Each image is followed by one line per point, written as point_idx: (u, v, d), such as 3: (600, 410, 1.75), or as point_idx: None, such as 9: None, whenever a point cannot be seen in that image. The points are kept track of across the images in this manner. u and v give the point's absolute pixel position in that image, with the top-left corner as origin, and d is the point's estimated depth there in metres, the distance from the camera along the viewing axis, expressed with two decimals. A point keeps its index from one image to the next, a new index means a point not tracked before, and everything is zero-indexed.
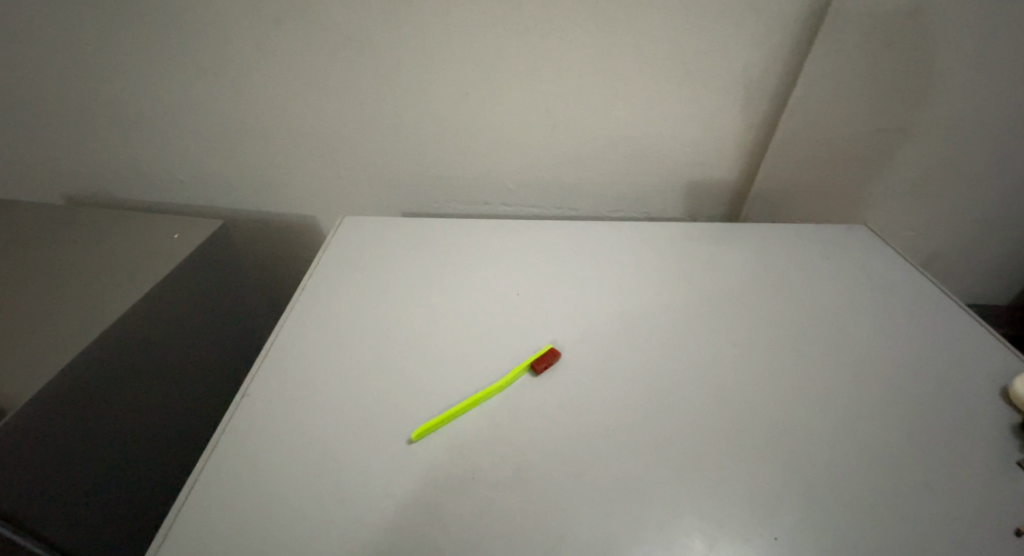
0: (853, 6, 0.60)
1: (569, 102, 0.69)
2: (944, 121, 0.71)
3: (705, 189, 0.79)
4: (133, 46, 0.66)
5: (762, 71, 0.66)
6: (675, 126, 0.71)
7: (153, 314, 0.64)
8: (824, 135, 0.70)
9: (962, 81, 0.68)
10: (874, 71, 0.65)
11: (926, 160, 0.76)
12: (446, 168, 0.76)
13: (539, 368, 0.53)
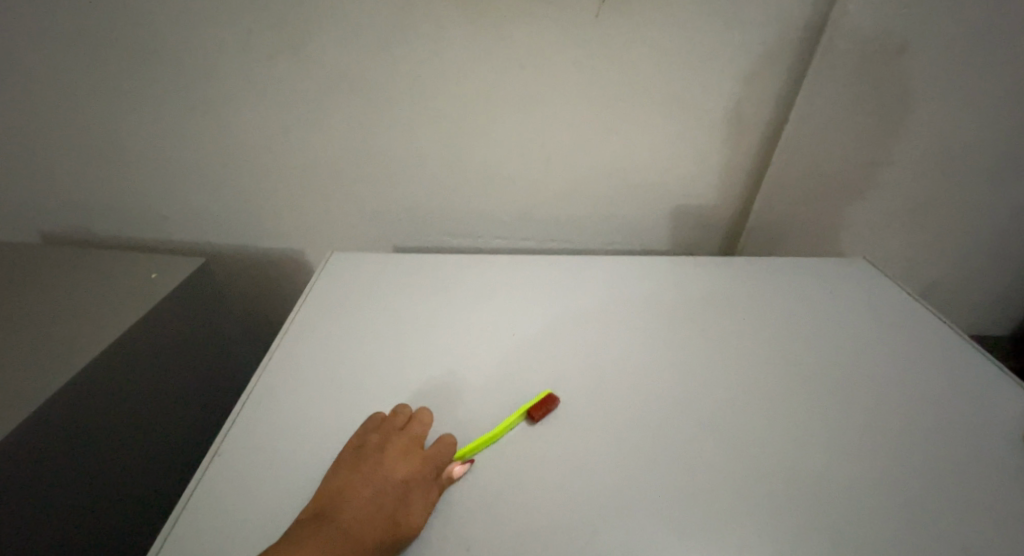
0: (842, 43, 0.60)
1: (564, 136, 0.68)
2: (935, 153, 0.72)
3: (701, 222, 0.78)
4: (121, 83, 0.65)
5: (756, 104, 0.66)
6: (670, 159, 0.71)
7: (130, 356, 0.61)
8: (818, 167, 0.70)
9: (951, 114, 0.68)
10: (864, 104, 0.65)
11: (919, 190, 0.76)
12: (439, 204, 0.75)
13: (536, 417, 0.49)
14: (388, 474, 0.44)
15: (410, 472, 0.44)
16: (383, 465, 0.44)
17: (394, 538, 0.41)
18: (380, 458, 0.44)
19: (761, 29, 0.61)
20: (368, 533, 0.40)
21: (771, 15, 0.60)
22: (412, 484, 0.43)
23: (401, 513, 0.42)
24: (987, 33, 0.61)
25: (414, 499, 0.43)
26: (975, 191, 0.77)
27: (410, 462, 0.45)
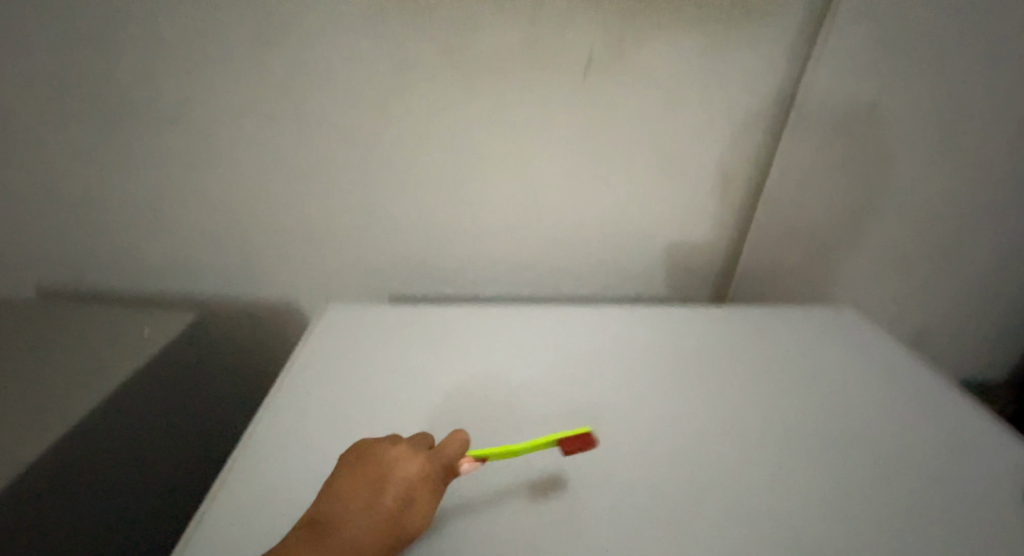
0: (819, 99, 0.64)
1: (558, 184, 0.71)
2: (920, 203, 0.74)
3: (694, 268, 0.79)
4: (131, 139, 0.67)
5: (742, 150, 0.69)
6: (663, 205, 0.73)
7: (126, 409, 0.59)
8: (805, 211, 0.72)
9: (931, 163, 0.71)
10: (844, 151, 0.68)
11: (909, 239, 0.77)
12: (436, 253, 0.76)
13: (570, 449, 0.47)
14: (396, 468, 0.41)
15: (420, 468, 0.42)
16: (391, 459, 0.42)
17: (394, 542, 0.39)
18: (385, 459, 0.42)
19: (744, 80, 0.64)
20: (369, 536, 0.38)
21: (752, 67, 0.64)
22: (417, 484, 0.41)
23: (404, 515, 0.39)
24: (957, 87, 0.65)
25: (420, 500, 0.40)
26: (965, 240, 0.78)
27: (420, 459, 0.42)
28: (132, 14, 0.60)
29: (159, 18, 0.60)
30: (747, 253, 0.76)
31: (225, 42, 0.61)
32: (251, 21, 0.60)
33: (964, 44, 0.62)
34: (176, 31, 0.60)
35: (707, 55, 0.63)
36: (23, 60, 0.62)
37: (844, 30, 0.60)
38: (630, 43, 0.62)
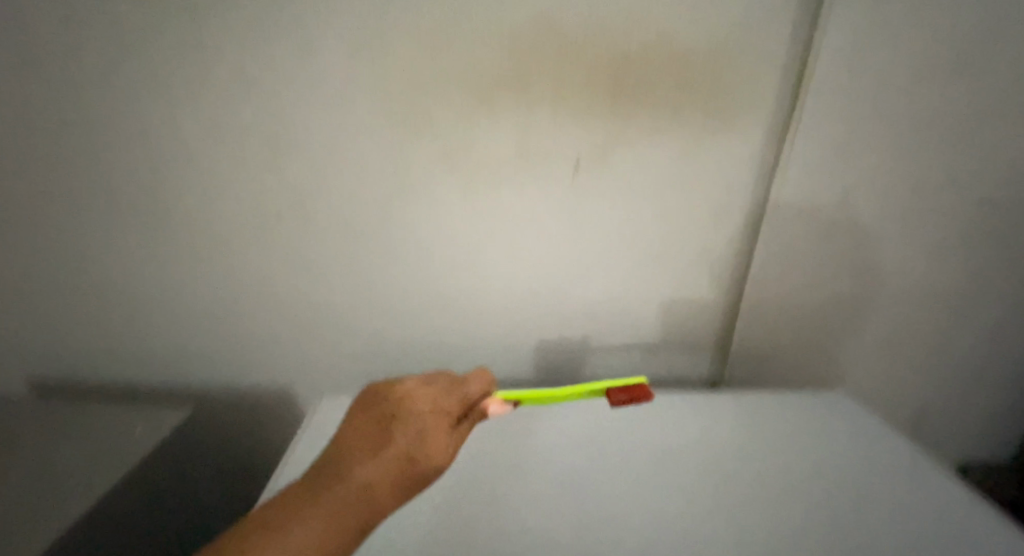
0: (804, 179, 0.63)
1: (550, 269, 0.69)
2: (929, 284, 0.69)
3: (692, 352, 0.74)
4: (129, 234, 0.67)
5: (737, 236, 0.67)
6: (659, 290, 0.70)
7: (93, 534, 0.54)
8: (806, 297, 0.69)
9: (938, 250, 0.68)
10: (843, 236, 0.66)
11: (925, 330, 0.72)
12: (426, 339, 0.73)
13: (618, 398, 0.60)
14: (410, 409, 0.47)
15: (432, 407, 0.48)
16: (405, 401, 0.48)
17: (408, 485, 0.42)
18: (405, 401, 0.48)
19: (729, 169, 0.63)
20: (395, 458, 0.43)
21: (734, 157, 0.63)
22: (427, 425, 0.46)
23: (426, 443, 0.45)
24: (956, 172, 0.64)
25: (439, 431, 0.46)
26: (988, 333, 0.73)
27: (432, 398, 0.49)
28: (131, 116, 0.62)
29: (158, 115, 0.61)
30: (747, 336, 0.72)
31: (223, 134, 0.62)
32: (251, 115, 0.61)
33: (959, 130, 0.61)
34: (176, 127, 0.62)
35: (694, 146, 0.62)
36: (21, 156, 0.63)
37: (828, 117, 0.60)
38: (618, 133, 0.62)
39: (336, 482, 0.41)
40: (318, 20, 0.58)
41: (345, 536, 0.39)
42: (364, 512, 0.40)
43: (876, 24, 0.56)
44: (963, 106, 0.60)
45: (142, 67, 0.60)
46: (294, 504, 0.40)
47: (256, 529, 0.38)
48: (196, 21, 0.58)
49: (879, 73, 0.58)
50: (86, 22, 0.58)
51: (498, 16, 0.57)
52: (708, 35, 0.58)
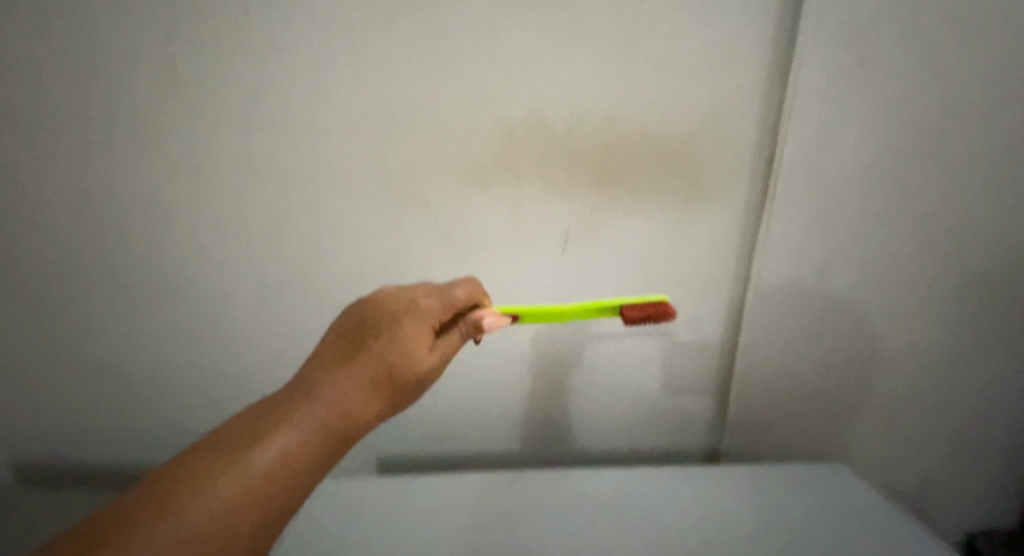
0: (789, 254, 0.63)
1: (549, 343, 0.69)
2: (931, 353, 0.67)
3: (689, 420, 0.74)
4: (125, 314, 0.68)
5: (729, 308, 0.68)
6: (656, 362, 0.70)
7: None
8: (805, 368, 0.69)
9: (941, 323, 0.67)
10: (838, 310, 0.66)
11: (934, 400, 0.71)
12: (427, 414, 0.73)
13: (630, 315, 0.48)
14: (389, 311, 0.43)
15: (414, 313, 0.44)
16: (383, 305, 0.44)
17: (391, 386, 0.41)
18: (389, 309, 0.43)
19: (714, 245, 0.65)
20: (372, 376, 0.41)
21: (719, 234, 0.65)
22: (408, 328, 0.43)
23: (406, 357, 0.41)
24: (954, 247, 0.63)
25: (424, 343, 0.43)
26: (1003, 402, 0.71)
27: (415, 301, 0.44)
28: (128, 203, 0.63)
29: (152, 203, 0.63)
30: (748, 407, 0.71)
31: (215, 219, 0.64)
32: (251, 204, 0.63)
33: (952, 207, 0.61)
34: (178, 217, 0.64)
35: (680, 223, 0.64)
36: (34, 248, 0.65)
37: (811, 199, 0.61)
38: (607, 212, 0.64)
39: (306, 402, 0.39)
40: (315, 114, 0.60)
41: (316, 457, 0.38)
42: (335, 434, 0.39)
43: (852, 113, 0.58)
44: (953, 184, 0.61)
45: (144, 164, 0.62)
46: (261, 422, 0.38)
47: (220, 446, 0.37)
48: (196, 120, 0.60)
49: (862, 157, 0.59)
50: (91, 124, 0.60)
51: (485, 109, 0.60)
52: (685, 123, 0.60)
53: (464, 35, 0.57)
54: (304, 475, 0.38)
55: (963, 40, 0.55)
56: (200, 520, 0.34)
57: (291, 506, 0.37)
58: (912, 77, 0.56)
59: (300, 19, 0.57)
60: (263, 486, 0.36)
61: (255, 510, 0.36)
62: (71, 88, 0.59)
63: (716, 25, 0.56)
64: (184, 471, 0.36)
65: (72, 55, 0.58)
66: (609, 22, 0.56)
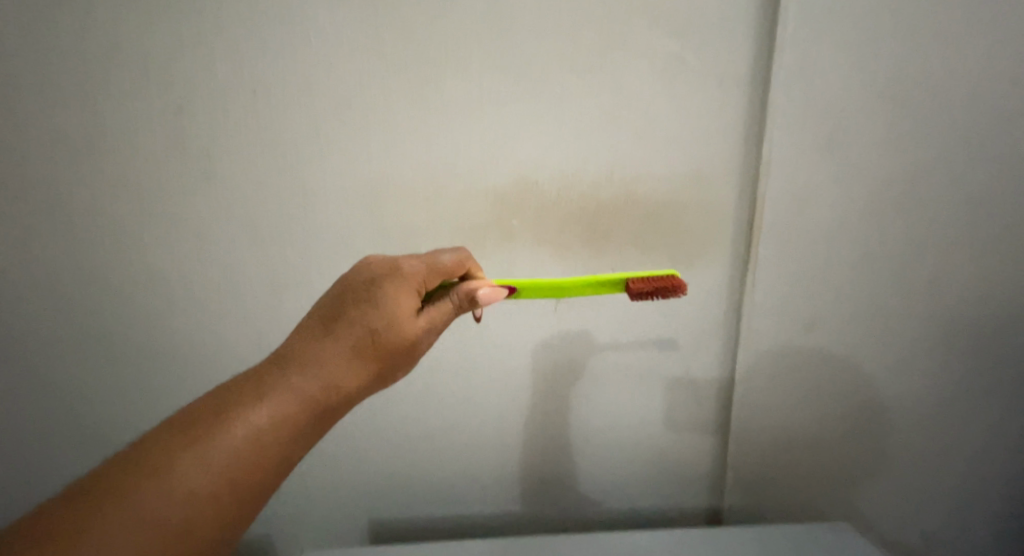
0: (779, 306, 0.63)
1: (544, 400, 0.69)
2: (933, 407, 0.66)
3: (690, 476, 0.72)
4: (115, 381, 0.67)
5: (722, 367, 0.68)
6: (654, 419, 0.70)
7: None
8: (804, 427, 0.68)
9: (945, 383, 0.65)
10: (834, 368, 0.65)
11: (946, 463, 0.68)
12: (425, 472, 0.72)
13: (635, 286, 0.46)
14: (376, 279, 0.45)
15: (401, 281, 0.45)
16: (371, 272, 0.45)
17: (379, 354, 0.43)
18: (377, 278, 0.45)
19: (704, 305, 0.65)
20: (360, 347, 0.43)
21: (706, 293, 0.65)
22: (395, 295, 0.44)
23: (393, 327, 0.43)
24: (951, 306, 0.63)
25: (411, 313, 0.44)
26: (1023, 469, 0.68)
27: (402, 267, 0.46)
28: (121, 272, 0.63)
29: (149, 270, 0.63)
30: (748, 467, 0.70)
31: (210, 282, 0.64)
32: (246, 266, 0.63)
33: (945, 267, 0.61)
34: (171, 283, 0.64)
35: None
36: (22, 317, 0.65)
37: (799, 259, 0.61)
38: (597, 269, 0.64)
39: (295, 372, 0.41)
40: (310, 181, 0.61)
41: (307, 423, 0.41)
42: (325, 403, 0.41)
43: (833, 177, 0.59)
44: (945, 245, 0.60)
45: (137, 232, 0.62)
46: (253, 389, 0.40)
47: (213, 411, 0.39)
48: (190, 189, 0.61)
49: (847, 219, 0.60)
50: (83, 196, 0.61)
51: (476, 175, 0.61)
52: (667, 187, 0.61)
53: (455, 106, 0.59)
54: (295, 440, 0.40)
55: (935, 101, 0.56)
56: (194, 482, 0.36)
57: (284, 469, 0.40)
58: (891, 143, 0.58)
59: (294, 92, 0.58)
60: (255, 451, 0.39)
61: (248, 473, 0.38)
62: (67, 161, 0.60)
63: (695, 95, 0.58)
64: (180, 433, 0.38)
65: (69, 130, 0.59)
66: (593, 94, 0.59)
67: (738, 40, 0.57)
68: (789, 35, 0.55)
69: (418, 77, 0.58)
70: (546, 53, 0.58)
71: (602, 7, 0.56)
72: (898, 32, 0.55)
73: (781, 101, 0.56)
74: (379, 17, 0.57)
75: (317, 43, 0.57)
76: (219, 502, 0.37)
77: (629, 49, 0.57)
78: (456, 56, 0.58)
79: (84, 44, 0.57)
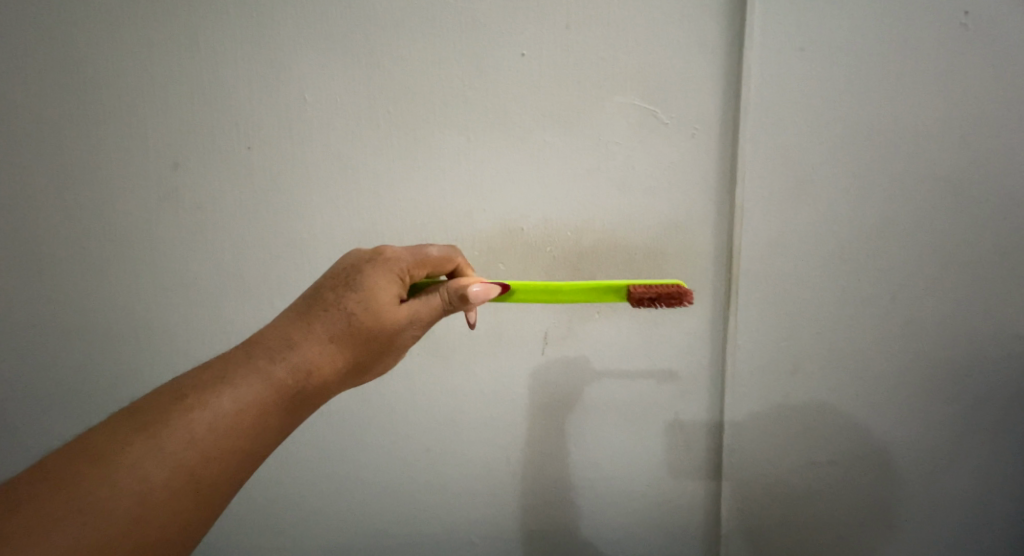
0: (769, 352, 0.60)
1: (533, 453, 0.67)
2: (949, 466, 0.60)
3: (690, 540, 0.68)
4: None
5: (714, 426, 0.64)
6: (647, 477, 0.66)
7: None
8: (809, 494, 0.63)
9: (958, 443, 0.60)
10: (837, 428, 0.61)
11: (977, 545, 0.61)
12: (412, 526, 0.70)
13: (637, 291, 0.48)
14: (359, 267, 0.47)
15: (384, 270, 0.47)
16: (356, 261, 0.47)
17: (355, 339, 0.45)
18: (362, 267, 0.47)
19: (691, 355, 0.63)
20: (339, 333, 0.45)
21: (694, 345, 0.62)
22: (376, 282, 0.46)
23: (374, 315, 0.45)
24: (962, 364, 0.59)
25: (393, 302, 0.46)
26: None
27: (385, 256, 0.47)
28: (121, 317, 0.65)
29: (147, 314, 0.65)
30: (749, 528, 0.65)
31: (204, 327, 0.65)
32: (238, 314, 0.64)
33: (952, 323, 0.58)
34: (166, 329, 0.65)
35: (653, 324, 0.62)
36: (27, 360, 0.67)
37: (790, 303, 0.59)
38: (583, 312, 0.63)
39: (272, 356, 0.44)
40: (300, 231, 0.62)
41: (285, 404, 0.43)
42: (303, 386, 0.44)
43: (820, 227, 0.58)
44: (949, 299, 0.57)
45: (135, 279, 0.64)
46: (235, 368, 0.43)
47: (197, 386, 0.42)
48: (186, 239, 0.63)
49: (838, 269, 0.58)
50: (87, 245, 0.63)
51: (459, 224, 0.62)
52: (646, 235, 0.61)
53: (438, 159, 0.60)
54: (271, 419, 0.43)
55: (917, 144, 0.56)
56: (167, 456, 0.39)
57: (259, 448, 0.42)
58: (878, 193, 0.57)
59: (286, 147, 0.61)
60: (228, 429, 0.41)
61: (223, 449, 0.40)
62: (74, 211, 0.63)
63: (672, 148, 0.58)
64: (161, 407, 0.41)
65: (76, 183, 0.62)
66: (572, 146, 0.59)
67: (711, 96, 0.57)
68: (761, 92, 0.56)
69: (404, 132, 0.60)
70: (525, 109, 0.59)
71: (576, 65, 0.58)
72: (874, 89, 0.55)
73: (756, 145, 0.57)
74: (366, 77, 0.59)
75: (309, 101, 0.60)
76: (188, 477, 0.39)
77: (606, 105, 0.58)
78: (440, 112, 0.59)
79: (96, 104, 0.61)
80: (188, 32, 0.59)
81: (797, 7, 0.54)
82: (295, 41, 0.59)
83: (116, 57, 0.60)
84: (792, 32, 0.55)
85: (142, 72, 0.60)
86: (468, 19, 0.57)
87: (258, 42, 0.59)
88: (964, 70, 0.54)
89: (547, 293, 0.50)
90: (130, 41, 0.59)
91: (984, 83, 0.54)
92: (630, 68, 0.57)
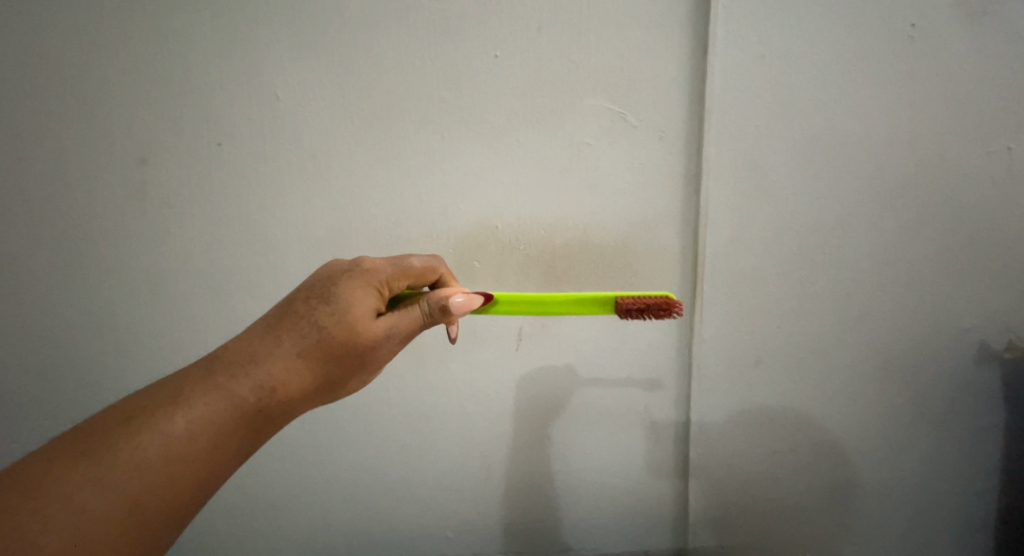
0: (735, 352, 0.63)
1: (507, 450, 0.67)
2: (899, 453, 0.64)
3: (659, 531, 0.70)
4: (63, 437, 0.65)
5: (683, 418, 0.66)
6: (618, 470, 0.68)
7: None
8: (772, 481, 0.66)
9: (905, 432, 0.64)
10: (798, 418, 0.64)
11: (923, 521, 0.66)
12: (387, 524, 0.69)
13: (627, 302, 0.48)
14: (334, 280, 0.46)
15: (360, 282, 0.46)
16: (331, 273, 0.47)
17: (326, 354, 0.44)
18: (340, 278, 0.46)
19: (661, 351, 0.65)
20: (309, 348, 0.44)
21: (664, 342, 0.64)
22: (352, 296, 0.45)
23: (350, 327, 0.44)
24: (909, 359, 0.62)
25: (369, 315, 0.45)
26: (1003, 527, 0.66)
27: (360, 267, 0.47)
28: (73, 321, 0.61)
29: (103, 318, 0.62)
30: (714, 518, 0.67)
31: (164, 331, 0.62)
32: (201, 316, 0.62)
33: (903, 316, 0.61)
34: (123, 332, 0.62)
35: (623, 323, 0.64)
36: None
37: (753, 302, 0.62)
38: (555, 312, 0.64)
39: (238, 374, 0.43)
40: (267, 230, 0.60)
41: (251, 420, 0.42)
42: (271, 401, 0.43)
43: (782, 226, 0.60)
44: (899, 294, 0.61)
45: (89, 280, 0.61)
46: (201, 382, 0.42)
47: (160, 401, 0.41)
48: (145, 237, 0.60)
49: (798, 267, 0.61)
50: (34, 245, 0.60)
51: (431, 225, 0.61)
52: (617, 235, 0.62)
53: (408, 159, 0.60)
54: (235, 436, 0.42)
55: (871, 151, 0.58)
56: (120, 479, 0.38)
57: (223, 466, 0.41)
58: (834, 196, 0.59)
59: (251, 145, 0.59)
60: (185, 451, 0.40)
61: (184, 468, 0.39)
62: (20, 212, 0.59)
63: (641, 151, 0.60)
64: (113, 427, 0.39)
65: (20, 180, 0.58)
66: (543, 148, 0.60)
67: (680, 100, 0.59)
68: (727, 96, 0.57)
69: (374, 131, 0.59)
70: (497, 110, 0.59)
71: (548, 66, 0.58)
72: (832, 95, 0.58)
73: (724, 149, 0.58)
74: (337, 76, 0.58)
75: (274, 99, 0.58)
76: (139, 501, 0.38)
77: (577, 106, 0.59)
78: (411, 110, 0.59)
79: (42, 96, 0.57)
80: (148, 23, 0.56)
81: (761, 15, 0.56)
82: (262, 37, 0.57)
83: (64, 47, 0.56)
84: (758, 42, 0.57)
85: (93, 63, 0.57)
86: (441, 19, 0.57)
87: (220, 36, 0.57)
88: (912, 81, 0.57)
89: (533, 305, 0.50)
90: (77, 31, 0.56)
91: (930, 92, 0.57)
92: (601, 71, 0.58)
